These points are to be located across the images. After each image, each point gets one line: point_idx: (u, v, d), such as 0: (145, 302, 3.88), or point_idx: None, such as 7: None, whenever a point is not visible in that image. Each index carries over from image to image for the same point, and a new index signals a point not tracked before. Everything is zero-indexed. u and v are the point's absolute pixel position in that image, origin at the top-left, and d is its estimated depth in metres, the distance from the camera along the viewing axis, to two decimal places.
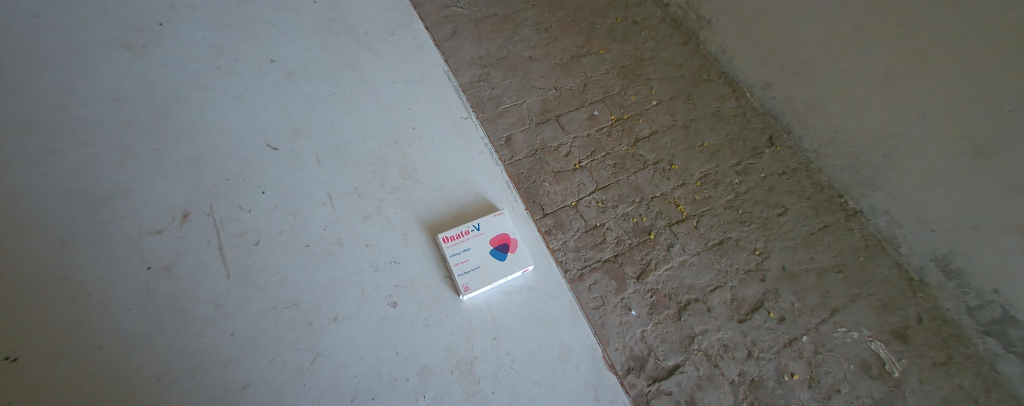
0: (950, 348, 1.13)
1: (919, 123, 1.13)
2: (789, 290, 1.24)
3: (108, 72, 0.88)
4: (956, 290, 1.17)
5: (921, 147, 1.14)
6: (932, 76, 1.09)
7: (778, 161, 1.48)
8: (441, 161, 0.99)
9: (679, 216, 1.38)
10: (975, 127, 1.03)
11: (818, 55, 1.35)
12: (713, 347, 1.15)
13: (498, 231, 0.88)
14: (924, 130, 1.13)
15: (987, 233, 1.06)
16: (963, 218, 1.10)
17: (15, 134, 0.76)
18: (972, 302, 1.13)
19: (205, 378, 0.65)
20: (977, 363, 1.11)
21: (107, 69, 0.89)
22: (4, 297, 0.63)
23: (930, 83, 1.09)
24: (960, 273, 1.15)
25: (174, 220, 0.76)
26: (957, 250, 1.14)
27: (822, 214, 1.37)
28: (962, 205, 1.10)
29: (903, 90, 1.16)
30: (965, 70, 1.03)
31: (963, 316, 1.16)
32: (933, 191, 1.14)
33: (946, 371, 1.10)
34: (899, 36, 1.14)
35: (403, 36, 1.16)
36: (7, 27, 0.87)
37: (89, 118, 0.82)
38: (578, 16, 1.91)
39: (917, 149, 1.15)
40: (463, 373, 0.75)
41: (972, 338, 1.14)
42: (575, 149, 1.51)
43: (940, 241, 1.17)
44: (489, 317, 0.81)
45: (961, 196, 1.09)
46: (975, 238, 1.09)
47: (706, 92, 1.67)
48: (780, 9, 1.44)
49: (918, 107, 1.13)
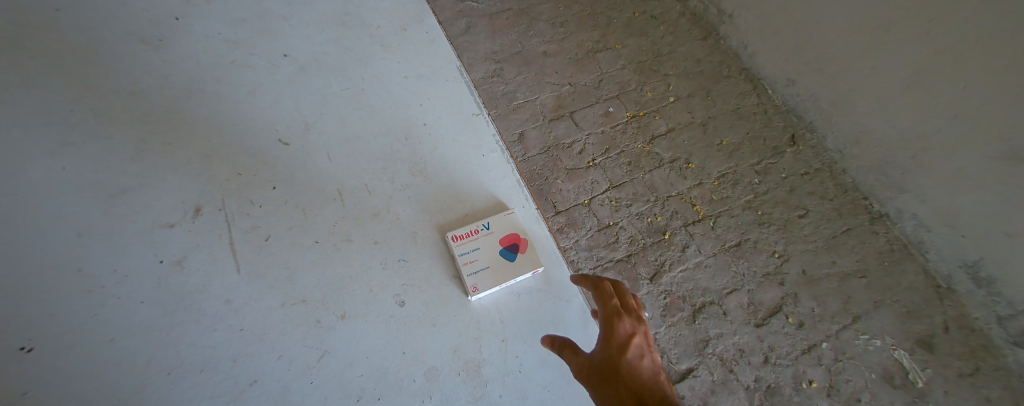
0: (978, 359, 1.25)
1: (951, 122, 1.24)
2: (809, 295, 1.37)
3: (126, 66, 0.87)
4: (985, 299, 1.29)
5: (953, 147, 1.25)
6: (970, 76, 1.17)
7: (801, 160, 1.60)
8: (451, 157, 0.97)
9: (695, 216, 1.48)
10: (1008, 127, 1.13)
11: (850, 54, 1.44)
12: (729, 352, 1.29)
13: (507, 230, 0.87)
14: (956, 130, 1.23)
15: (1011, 227, 1.18)
16: (989, 214, 1.22)
17: (29, 120, 0.73)
18: (1004, 312, 1.25)
19: (214, 372, 0.65)
20: (1008, 375, 1.23)
21: (125, 62, 0.87)
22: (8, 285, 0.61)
23: (965, 84, 1.19)
24: (989, 281, 1.27)
25: (187, 214, 0.76)
26: (989, 257, 1.25)
27: (846, 217, 1.50)
28: (992, 202, 1.20)
29: (936, 88, 1.25)
30: (1001, 71, 1.12)
31: (992, 327, 1.28)
32: (964, 193, 1.25)
33: (973, 383, 1.22)
34: (926, 39, 1.24)
35: (417, 30, 1.15)
36: (19, 12, 0.83)
37: (107, 109, 0.80)
38: (595, 11, 1.89)
39: (948, 149, 1.26)
40: (470, 375, 0.74)
41: (1004, 350, 1.26)
42: (588, 146, 1.57)
43: (971, 246, 1.28)
44: (497, 318, 0.80)
45: (991, 193, 1.19)
46: (1005, 234, 1.19)
47: (727, 88, 1.74)
48: (808, 10, 1.53)
49: (952, 108, 1.22)
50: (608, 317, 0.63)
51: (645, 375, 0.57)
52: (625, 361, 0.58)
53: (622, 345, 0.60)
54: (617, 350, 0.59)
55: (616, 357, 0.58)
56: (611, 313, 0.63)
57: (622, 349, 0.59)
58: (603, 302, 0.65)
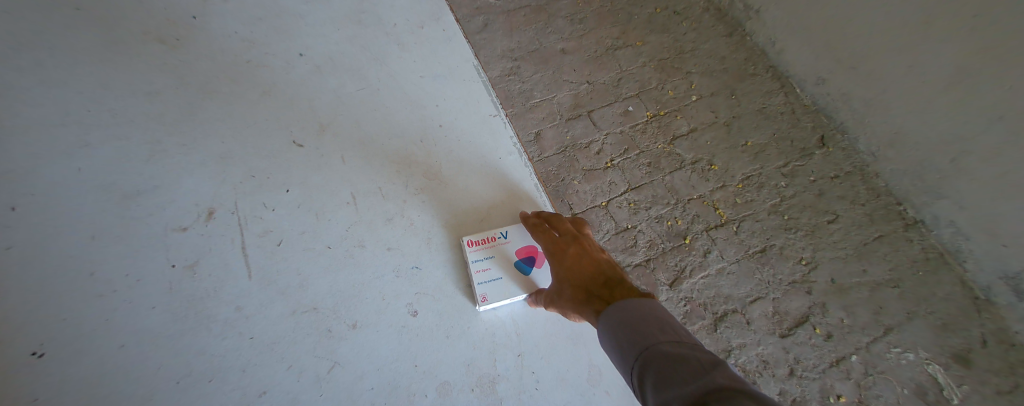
0: (1018, 375, 1.20)
1: (994, 126, 1.15)
2: (838, 305, 1.31)
3: (143, 65, 0.86)
4: None
5: (995, 153, 1.16)
6: (1014, 76, 1.09)
7: (831, 163, 1.51)
8: (465, 159, 0.94)
9: (718, 220, 1.41)
10: None
11: (887, 52, 1.35)
12: (752, 363, 1.24)
13: (524, 240, 0.83)
14: (1000, 135, 1.14)
15: None
16: None
17: (48, 124, 0.73)
18: None
19: (222, 383, 0.63)
20: None
21: (141, 61, 0.86)
22: (22, 291, 0.61)
23: (1012, 86, 1.10)
24: None
25: (200, 217, 0.74)
26: None
27: (879, 223, 1.42)
28: None
29: (977, 89, 1.17)
30: None
31: None
32: (1009, 200, 1.17)
33: (1011, 400, 1.17)
34: (967, 37, 1.16)
35: (433, 28, 1.12)
36: (41, 16, 0.83)
37: (123, 111, 0.79)
38: (614, 7, 1.82)
39: (990, 155, 1.18)
40: (484, 391, 0.71)
41: None
42: (606, 146, 1.51)
43: (1015, 258, 1.21)
44: (513, 332, 0.77)
45: None
46: None
47: (753, 86, 1.66)
48: (844, 5, 1.43)
49: (995, 110, 1.14)
50: (547, 245, 0.75)
51: (585, 268, 0.67)
52: (568, 269, 0.69)
53: (561, 260, 0.71)
54: (559, 266, 0.71)
55: (562, 271, 0.70)
56: (548, 241, 0.76)
57: (563, 261, 0.71)
58: (540, 235, 0.78)
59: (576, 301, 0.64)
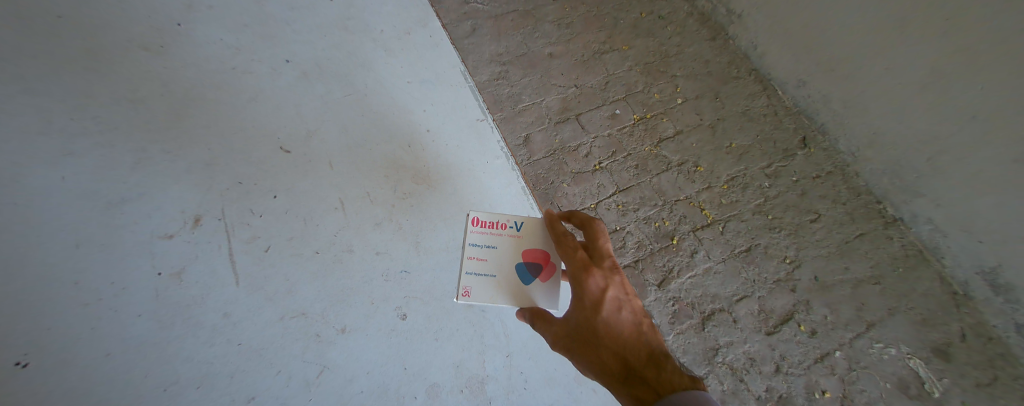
0: (995, 367, 1.26)
1: (970, 126, 1.22)
2: (820, 302, 1.35)
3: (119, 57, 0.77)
4: (1003, 306, 1.29)
5: (971, 152, 1.23)
6: (981, 76, 1.17)
7: (812, 163, 1.56)
8: (453, 165, 1.03)
9: (704, 221, 1.45)
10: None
11: (866, 56, 1.40)
12: (738, 360, 1.28)
13: (535, 244, 0.78)
14: (976, 134, 1.21)
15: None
16: (1003, 224, 1.23)
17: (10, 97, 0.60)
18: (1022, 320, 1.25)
19: (211, 390, 0.63)
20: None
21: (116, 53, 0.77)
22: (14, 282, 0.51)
23: (984, 86, 1.17)
24: (1006, 288, 1.27)
25: (186, 224, 0.69)
26: (1006, 264, 1.25)
27: (859, 221, 1.46)
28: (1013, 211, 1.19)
29: (949, 91, 1.24)
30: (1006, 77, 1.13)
31: (1010, 334, 1.29)
32: (984, 198, 1.24)
33: (988, 391, 1.23)
34: (938, 41, 1.23)
35: (420, 34, 1.20)
36: None
37: (104, 98, 0.69)
38: (600, 11, 1.85)
39: (966, 154, 1.25)
40: (472, 392, 0.80)
41: (1018, 356, 1.27)
42: (595, 149, 1.54)
43: (988, 253, 1.28)
44: (502, 333, 0.88)
45: (1012, 200, 1.18)
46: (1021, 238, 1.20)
47: (735, 90, 1.70)
48: (823, 8, 1.47)
49: (970, 111, 1.21)
50: (578, 273, 0.64)
51: (621, 326, 0.62)
52: (602, 319, 0.62)
53: (596, 304, 0.62)
54: (592, 310, 0.62)
55: (592, 317, 0.62)
56: (581, 269, 0.64)
57: (597, 308, 0.62)
58: (571, 259, 0.66)
59: (606, 367, 0.60)
